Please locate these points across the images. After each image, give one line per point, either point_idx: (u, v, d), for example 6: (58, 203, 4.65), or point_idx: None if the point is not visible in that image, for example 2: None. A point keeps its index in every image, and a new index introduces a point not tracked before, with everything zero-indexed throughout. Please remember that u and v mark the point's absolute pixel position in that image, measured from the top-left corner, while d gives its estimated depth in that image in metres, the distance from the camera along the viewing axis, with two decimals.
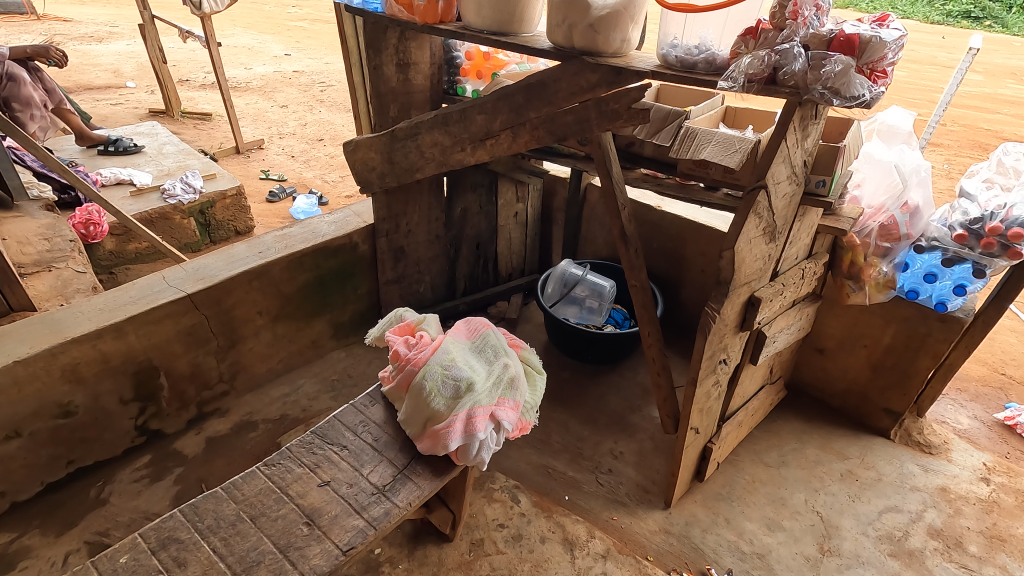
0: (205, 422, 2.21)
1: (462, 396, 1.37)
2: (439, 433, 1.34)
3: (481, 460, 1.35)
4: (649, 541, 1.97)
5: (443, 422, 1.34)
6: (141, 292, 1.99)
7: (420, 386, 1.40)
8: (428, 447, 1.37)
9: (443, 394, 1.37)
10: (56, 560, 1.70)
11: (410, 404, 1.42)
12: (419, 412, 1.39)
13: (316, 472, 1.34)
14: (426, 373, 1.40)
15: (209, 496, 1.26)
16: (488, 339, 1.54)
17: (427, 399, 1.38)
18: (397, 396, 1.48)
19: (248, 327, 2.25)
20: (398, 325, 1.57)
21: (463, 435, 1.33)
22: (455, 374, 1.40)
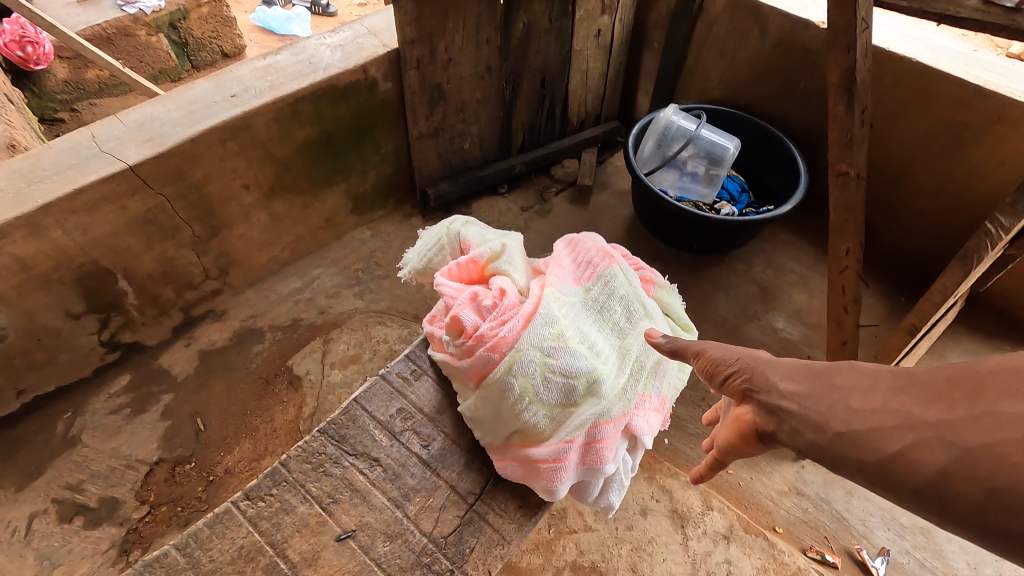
0: (196, 330, 1.70)
1: (572, 406, 0.83)
2: (530, 471, 0.82)
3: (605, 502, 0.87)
4: (776, 506, 1.51)
5: (540, 453, 0.81)
6: (61, 161, 1.32)
7: (497, 384, 0.84)
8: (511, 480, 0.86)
9: (540, 401, 0.83)
10: (18, 526, 1.31)
11: (481, 407, 0.86)
12: (494, 424, 0.86)
13: (332, 512, 0.81)
14: (513, 364, 0.84)
15: (153, 563, 0.74)
16: (615, 286, 0.94)
17: (512, 408, 0.83)
18: (455, 377, 0.92)
19: (234, 208, 1.61)
20: (459, 263, 0.97)
21: (581, 471, 0.83)
22: (563, 364, 0.84)
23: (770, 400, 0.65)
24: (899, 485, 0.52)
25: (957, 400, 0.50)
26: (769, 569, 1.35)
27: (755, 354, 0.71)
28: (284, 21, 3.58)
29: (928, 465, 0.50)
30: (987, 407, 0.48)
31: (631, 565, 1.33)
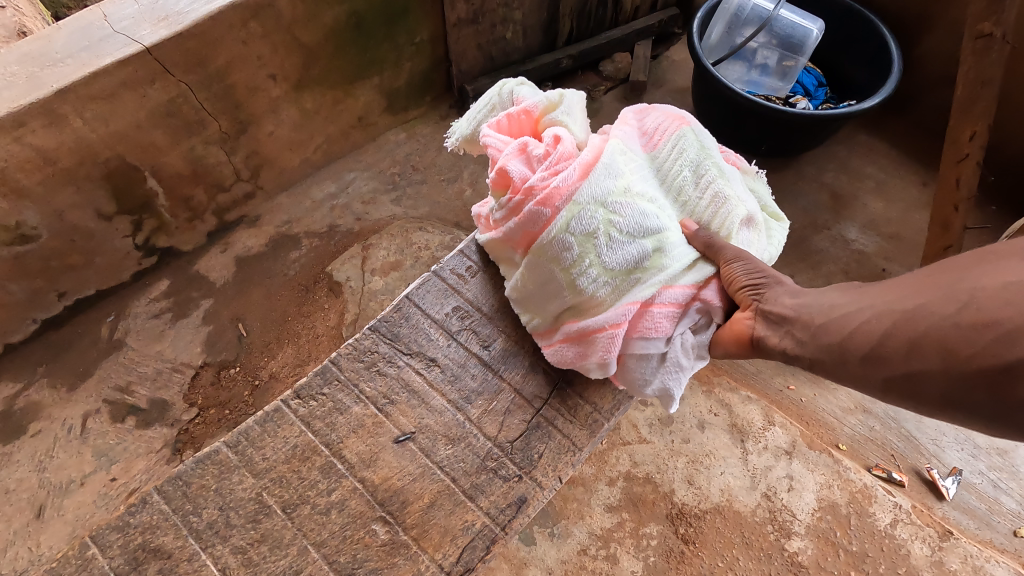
0: (230, 235, 1.63)
1: (638, 269, 0.74)
2: (585, 344, 0.75)
3: (671, 386, 0.75)
4: (840, 423, 1.43)
5: (598, 323, 0.73)
6: (73, 43, 1.20)
7: (551, 246, 0.76)
8: (562, 360, 0.78)
9: (600, 263, 0.74)
10: (73, 424, 1.32)
11: (531, 278, 0.79)
12: (546, 297, 0.78)
13: (388, 413, 0.74)
14: (571, 221, 0.75)
15: (205, 461, 0.70)
16: (685, 148, 0.85)
17: (569, 271, 0.75)
18: (502, 255, 0.84)
19: (261, 101, 1.48)
20: (507, 118, 0.87)
21: (635, 336, 0.74)
22: (627, 221, 0.75)
23: (773, 313, 0.75)
24: (866, 376, 0.65)
25: (906, 288, 0.64)
26: (833, 485, 1.28)
27: (773, 272, 0.79)
28: None
29: (884, 352, 0.63)
30: (926, 282, 0.62)
31: (686, 477, 1.28)
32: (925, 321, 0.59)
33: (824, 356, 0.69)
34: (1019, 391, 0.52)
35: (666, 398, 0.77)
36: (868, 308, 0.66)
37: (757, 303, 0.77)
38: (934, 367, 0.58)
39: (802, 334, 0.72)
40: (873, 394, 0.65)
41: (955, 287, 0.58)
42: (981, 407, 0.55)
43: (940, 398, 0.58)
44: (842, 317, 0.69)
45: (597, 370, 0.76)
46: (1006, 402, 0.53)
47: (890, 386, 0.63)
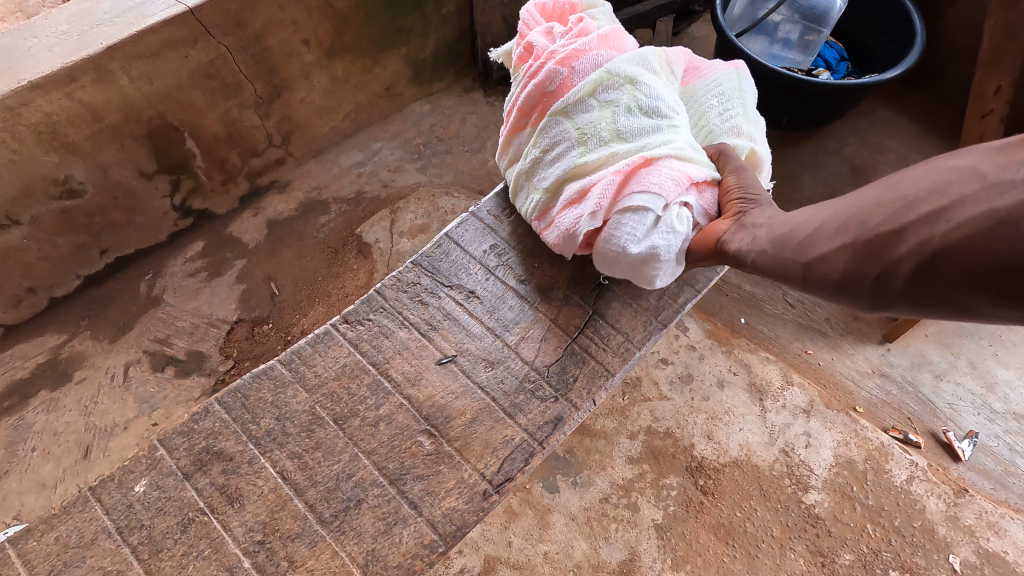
0: (261, 199, 1.68)
1: (647, 139, 0.81)
2: (583, 194, 0.80)
3: (657, 252, 0.77)
4: (858, 387, 1.45)
5: (599, 175, 0.79)
6: (120, 4, 1.25)
7: (571, 104, 0.84)
8: (560, 226, 0.82)
9: (617, 126, 0.82)
10: (115, 373, 1.38)
11: (545, 138, 0.86)
12: (553, 158, 0.85)
13: (431, 338, 0.78)
14: (598, 87, 0.84)
15: (261, 377, 0.74)
16: (723, 83, 0.92)
17: (584, 130, 0.83)
18: (514, 137, 0.92)
19: (294, 67, 1.53)
20: (549, 11, 0.97)
21: (636, 192, 0.77)
22: (650, 99, 0.83)
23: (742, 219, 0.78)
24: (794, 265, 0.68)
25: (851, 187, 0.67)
26: (850, 443, 1.31)
27: (766, 196, 0.81)
28: None
29: (818, 240, 0.66)
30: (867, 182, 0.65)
31: (706, 433, 1.31)
32: (856, 204, 0.63)
33: (765, 247, 0.72)
34: (904, 252, 0.56)
35: (645, 267, 0.78)
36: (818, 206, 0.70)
37: (739, 215, 0.79)
38: (852, 250, 0.61)
39: (756, 234, 0.75)
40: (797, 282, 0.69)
41: (892, 177, 0.62)
42: (873, 280, 0.59)
43: (851, 280, 0.62)
44: (795, 217, 0.72)
45: (587, 221, 0.79)
46: (900, 277, 0.57)
47: (806, 269, 0.67)
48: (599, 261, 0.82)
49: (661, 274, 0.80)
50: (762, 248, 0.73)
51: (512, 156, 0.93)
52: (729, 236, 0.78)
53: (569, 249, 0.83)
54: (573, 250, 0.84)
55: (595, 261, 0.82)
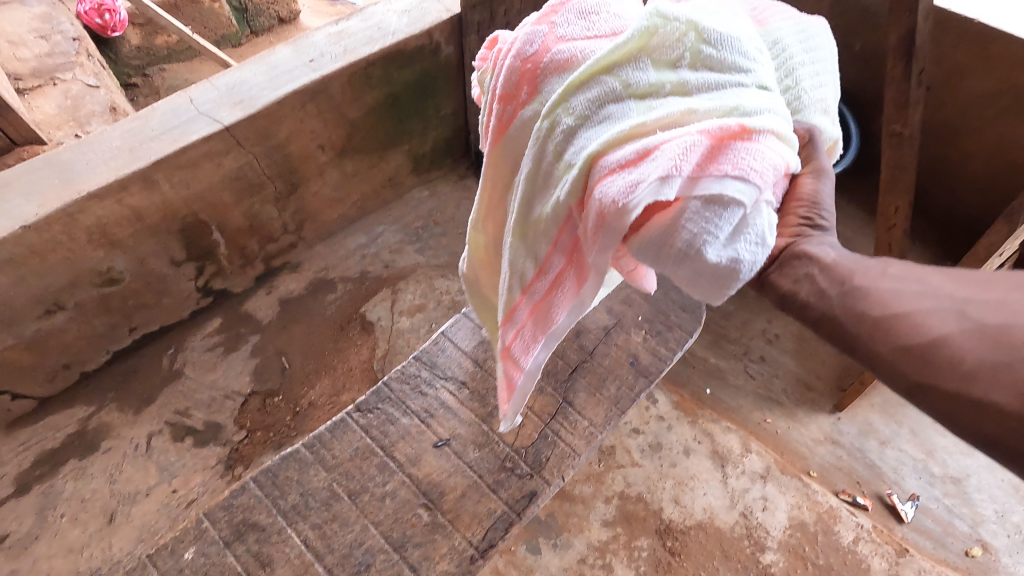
0: (275, 279, 1.86)
1: (725, 89, 0.56)
2: (645, 160, 0.53)
3: (738, 263, 0.53)
4: (811, 453, 1.62)
5: (664, 136, 0.53)
6: (166, 123, 1.46)
7: (612, 54, 0.60)
8: (603, 203, 0.55)
9: (676, 81, 0.57)
10: (139, 442, 1.52)
11: (575, 103, 0.62)
12: (588, 120, 0.61)
13: (428, 424, 0.95)
14: (648, 29, 0.59)
15: (288, 459, 0.90)
16: (810, 27, 0.66)
17: (634, 86, 0.58)
18: (507, 130, 0.74)
19: (310, 166, 1.74)
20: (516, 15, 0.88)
21: (732, 176, 0.51)
22: (721, 49, 0.57)
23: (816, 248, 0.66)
24: (881, 348, 0.61)
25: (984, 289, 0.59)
26: (802, 506, 1.46)
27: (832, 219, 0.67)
28: None
29: (933, 337, 0.58)
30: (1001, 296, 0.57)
31: (673, 497, 1.46)
32: (998, 329, 0.55)
33: (858, 310, 0.62)
34: None
35: (714, 279, 0.53)
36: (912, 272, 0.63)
37: (795, 239, 0.66)
38: (974, 372, 0.55)
39: (828, 275, 0.64)
40: (877, 361, 0.61)
41: None
42: (947, 399, 0.56)
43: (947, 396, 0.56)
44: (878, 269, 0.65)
45: (655, 197, 0.51)
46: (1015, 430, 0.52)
47: (900, 363, 0.59)
48: (648, 252, 0.55)
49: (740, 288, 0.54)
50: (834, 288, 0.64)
51: (512, 150, 0.75)
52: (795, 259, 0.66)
53: (608, 242, 0.56)
54: (604, 250, 0.58)
55: (639, 251, 0.56)
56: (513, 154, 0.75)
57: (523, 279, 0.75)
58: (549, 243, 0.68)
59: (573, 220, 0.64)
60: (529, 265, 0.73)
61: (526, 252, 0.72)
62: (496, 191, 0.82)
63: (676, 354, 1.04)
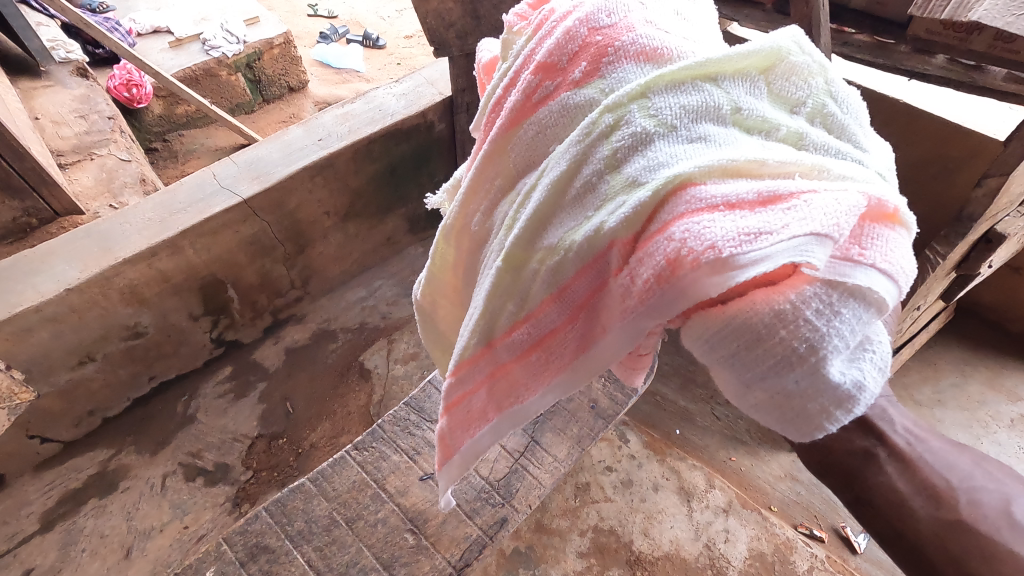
0: (282, 330, 2.04)
1: (839, 156, 0.52)
2: (770, 209, 0.46)
3: (857, 388, 0.48)
4: (772, 488, 1.76)
5: (802, 185, 0.47)
6: (192, 196, 1.67)
7: (728, 64, 0.55)
8: (695, 240, 0.46)
9: (794, 127, 0.53)
10: (155, 481, 1.66)
11: (667, 109, 0.54)
12: (673, 130, 0.53)
13: (416, 460, 1.11)
14: (773, 73, 0.56)
15: (296, 490, 1.06)
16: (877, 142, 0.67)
17: (748, 120, 0.53)
18: (529, 112, 0.64)
19: (317, 229, 1.95)
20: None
21: (880, 271, 0.47)
22: (841, 110, 0.55)
23: (881, 424, 0.72)
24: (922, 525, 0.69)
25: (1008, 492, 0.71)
26: (761, 538, 1.58)
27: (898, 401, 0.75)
28: (341, 57, 4.12)
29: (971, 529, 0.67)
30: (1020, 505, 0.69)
31: (643, 530, 1.59)
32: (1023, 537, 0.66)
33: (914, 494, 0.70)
34: None
35: (810, 401, 0.48)
36: (1001, 500, 0.69)
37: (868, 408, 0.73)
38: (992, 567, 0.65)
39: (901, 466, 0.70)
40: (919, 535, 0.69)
41: None
42: None
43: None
44: (961, 482, 0.71)
45: (795, 256, 0.44)
46: None
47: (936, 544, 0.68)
48: (724, 336, 0.48)
49: (827, 432, 0.50)
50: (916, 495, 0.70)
51: (528, 139, 0.65)
52: (866, 435, 0.72)
53: (665, 299, 0.49)
54: (648, 311, 0.50)
55: (709, 324, 0.49)
56: (525, 145, 0.65)
57: (500, 321, 0.65)
58: (553, 289, 0.59)
59: (601, 264, 0.56)
60: (513, 304, 0.63)
61: (512, 285, 0.63)
62: (480, 187, 0.71)
63: (631, 399, 1.21)
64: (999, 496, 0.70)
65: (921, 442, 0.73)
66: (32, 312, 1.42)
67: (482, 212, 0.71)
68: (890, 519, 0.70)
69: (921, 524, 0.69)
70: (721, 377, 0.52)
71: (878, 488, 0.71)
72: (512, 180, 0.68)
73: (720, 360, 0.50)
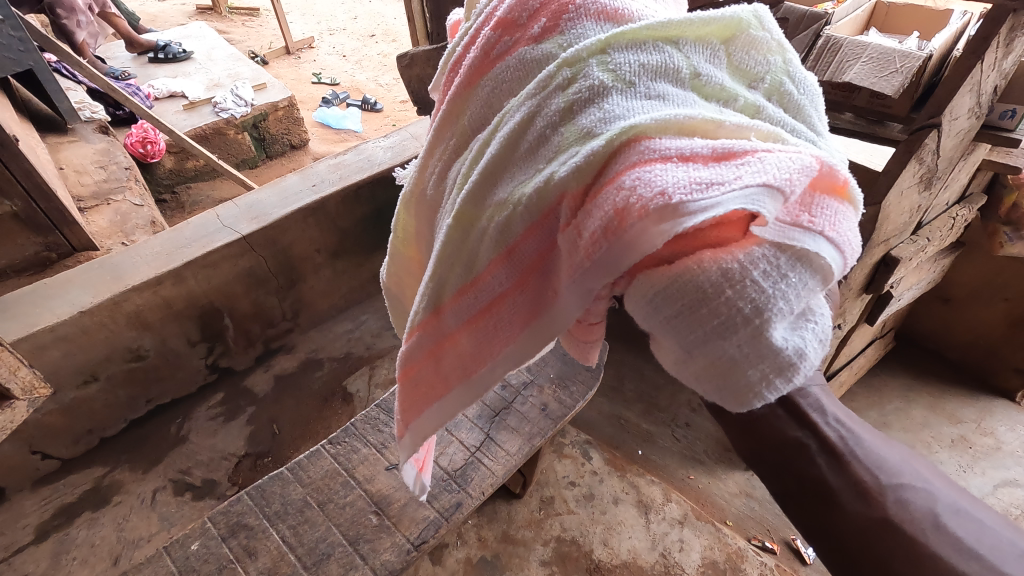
0: (273, 359, 2.20)
1: (786, 129, 0.54)
2: (723, 164, 0.47)
3: (800, 356, 0.47)
4: (728, 504, 1.88)
5: (757, 144, 0.48)
6: (197, 233, 1.87)
7: (689, 29, 0.55)
8: (649, 186, 0.46)
9: (750, 98, 0.54)
10: (145, 496, 1.77)
11: (631, 69, 0.55)
12: (630, 86, 0.54)
13: (383, 453, 1.25)
14: (736, 42, 0.57)
15: (274, 478, 1.19)
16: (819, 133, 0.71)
17: (709, 84, 0.54)
18: (488, 67, 0.66)
19: (308, 265, 2.14)
20: None
21: (827, 238, 0.47)
22: (798, 91, 0.57)
23: (813, 416, 0.72)
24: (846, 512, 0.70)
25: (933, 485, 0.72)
26: (713, 547, 1.68)
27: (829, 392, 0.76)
28: (340, 118, 4.49)
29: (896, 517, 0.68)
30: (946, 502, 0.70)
31: (603, 540, 1.69)
32: (950, 528, 0.67)
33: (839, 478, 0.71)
34: None
35: (750, 366, 0.47)
36: (930, 500, 0.69)
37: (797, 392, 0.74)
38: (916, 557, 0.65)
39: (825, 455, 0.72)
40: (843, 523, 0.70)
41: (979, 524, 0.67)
42: None
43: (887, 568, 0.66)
44: (890, 478, 0.71)
45: (746, 205, 0.44)
46: None
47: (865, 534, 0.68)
48: (668, 295, 0.47)
49: (765, 402, 0.49)
50: (845, 490, 0.71)
51: (484, 95, 0.66)
52: (798, 425, 0.73)
53: (611, 253, 0.48)
54: (594, 267, 0.50)
55: (653, 281, 0.48)
56: (482, 102, 0.67)
57: (451, 283, 0.67)
58: (502, 249, 0.60)
59: (551, 222, 0.56)
60: (465, 263, 0.65)
61: (462, 242, 0.65)
62: (440, 148, 0.75)
63: (578, 402, 1.36)
64: (926, 494, 0.70)
65: (855, 435, 0.74)
66: (47, 332, 1.59)
67: (437, 173, 0.75)
68: (816, 510, 0.72)
69: (848, 519, 0.70)
70: (661, 345, 0.51)
71: (808, 478, 0.72)
72: (467, 137, 0.70)
73: (663, 323, 0.48)
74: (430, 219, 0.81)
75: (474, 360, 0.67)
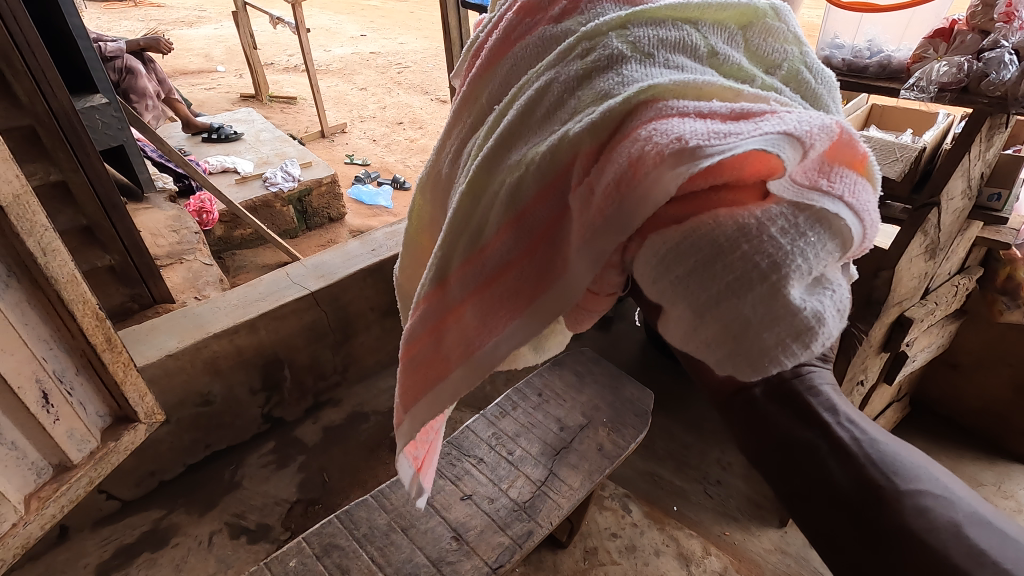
0: (320, 411, 2.31)
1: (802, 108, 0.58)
2: (740, 121, 0.49)
3: (819, 321, 0.49)
4: (765, 560, 1.93)
5: (774, 108, 0.51)
6: (269, 288, 2.06)
7: (707, 13, 0.60)
8: (664, 134, 0.49)
9: (767, 79, 0.58)
10: (202, 538, 1.84)
11: (652, 43, 0.58)
12: (649, 57, 0.57)
13: (458, 484, 1.36)
14: (754, 30, 0.61)
15: (360, 504, 1.30)
16: None
17: (727, 63, 0.58)
18: (508, 47, 0.69)
19: (361, 322, 2.30)
20: None
21: (847, 204, 0.50)
22: (814, 79, 0.61)
23: (819, 414, 0.70)
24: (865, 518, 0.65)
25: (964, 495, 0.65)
26: None
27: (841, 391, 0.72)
28: (373, 195, 4.85)
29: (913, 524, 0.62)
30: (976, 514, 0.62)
31: None
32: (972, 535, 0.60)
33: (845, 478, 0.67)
34: None
35: (766, 329, 0.49)
36: (951, 508, 0.62)
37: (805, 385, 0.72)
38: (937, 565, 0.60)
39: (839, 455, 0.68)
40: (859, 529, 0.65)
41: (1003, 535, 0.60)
42: None
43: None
44: (908, 483, 0.65)
45: (767, 149, 0.47)
46: None
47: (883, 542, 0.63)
48: (682, 250, 0.50)
49: (783, 367, 0.50)
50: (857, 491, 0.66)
51: (504, 72, 0.69)
52: (805, 425, 0.70)
53: (624, 206, 0.50)
54: (607, 223, 0.51)
55: (666, 238, 0.50)
56: (502, 79, 0.69)
57: (458, 253, 0.65)
58: (512, 214, 0.60)
59: (562, 183, 0.57)
60: (472, 232, 0.64)
61: (469, 210, 0.65)
62: (459, 129, 0.76)
63: (631, 443, 1.48)
64: (949, 502, 0.63)
65: (871, 438, 0.69)
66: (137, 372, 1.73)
67: (453, 152, 0.77)
68: (830, 516, 0.67)
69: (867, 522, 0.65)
70: (673, 314, 0.52)
71: (815, 479, 0.69)
72: (484, 115, 0.72)
73: (675, 283, 0.50)
74: (445, 199, 0.80)
75: (475, 334, 0.63)
